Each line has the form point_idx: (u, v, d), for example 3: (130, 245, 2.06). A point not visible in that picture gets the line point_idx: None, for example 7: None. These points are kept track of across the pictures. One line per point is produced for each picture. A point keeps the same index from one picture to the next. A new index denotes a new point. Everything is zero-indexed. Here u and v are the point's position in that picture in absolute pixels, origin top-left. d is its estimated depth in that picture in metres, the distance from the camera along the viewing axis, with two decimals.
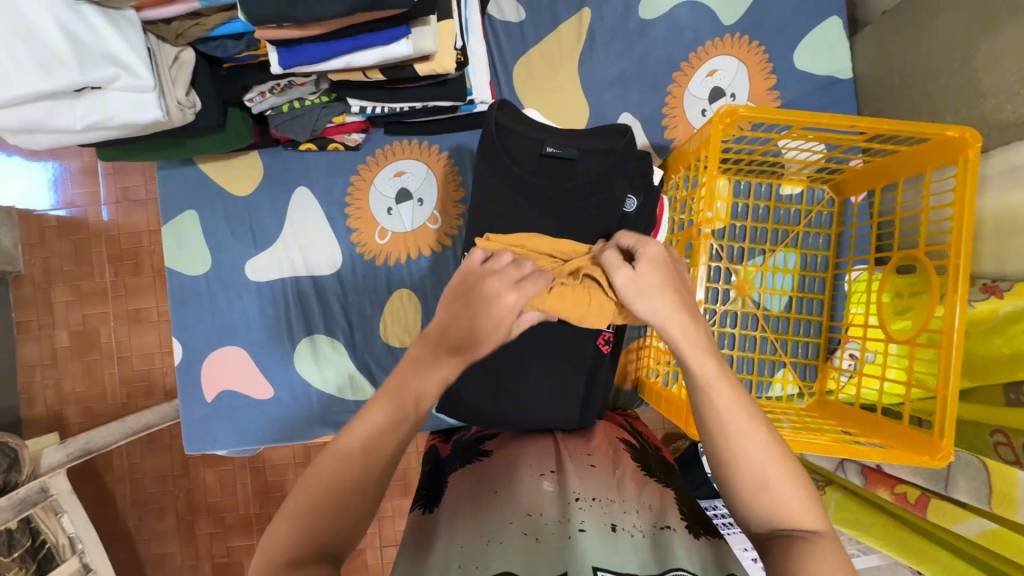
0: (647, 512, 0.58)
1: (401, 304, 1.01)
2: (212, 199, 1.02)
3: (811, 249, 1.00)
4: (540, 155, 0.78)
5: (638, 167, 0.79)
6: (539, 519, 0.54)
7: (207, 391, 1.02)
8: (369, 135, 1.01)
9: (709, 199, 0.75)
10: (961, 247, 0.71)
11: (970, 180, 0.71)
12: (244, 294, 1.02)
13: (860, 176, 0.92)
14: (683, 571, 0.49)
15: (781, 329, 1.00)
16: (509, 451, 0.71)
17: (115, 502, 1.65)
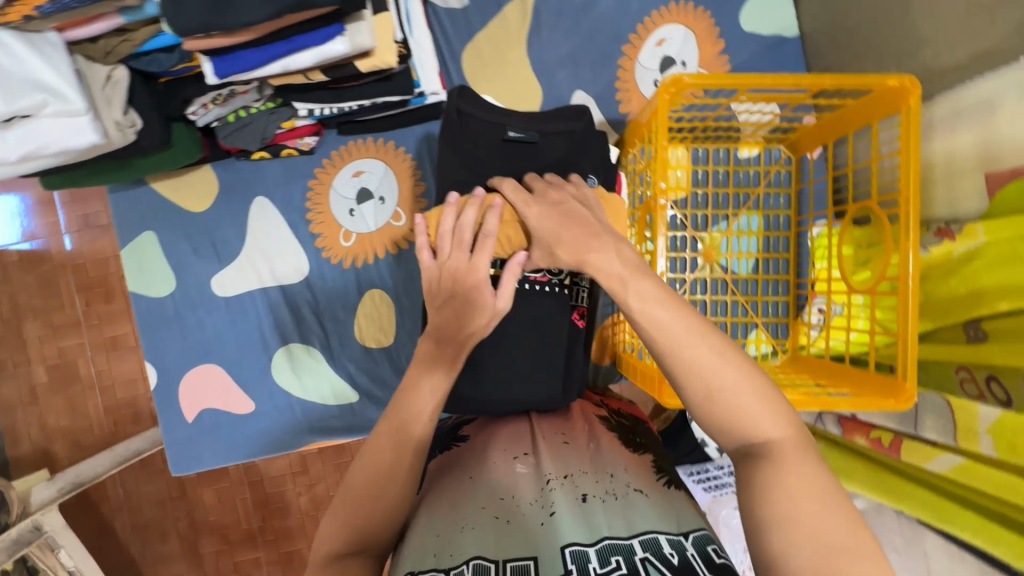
0: (621, 476, 0.61)
1: (373, 305, 1.01)
2: (169, 218, 1.00)
3: (772, 210, 1.01)
4: (502, 140, 0.75)
5: (592, 144, 0.79)
6: (511, 501, 0.56)
7: (186, 412, 1.01)
8: (323, 137, 1.00)
9: (661, 171, 0.76)
10: (910, 194, 0.73)
11: (914, 128, 0.72)
12: (214, 310, 1.01)
13: (812, 133, 0.93)
14: (651, 534, 0.52)
15: (750, 292, 1.02)
16: (484, 437, 0.71)
17: (115, 531, 1.64)
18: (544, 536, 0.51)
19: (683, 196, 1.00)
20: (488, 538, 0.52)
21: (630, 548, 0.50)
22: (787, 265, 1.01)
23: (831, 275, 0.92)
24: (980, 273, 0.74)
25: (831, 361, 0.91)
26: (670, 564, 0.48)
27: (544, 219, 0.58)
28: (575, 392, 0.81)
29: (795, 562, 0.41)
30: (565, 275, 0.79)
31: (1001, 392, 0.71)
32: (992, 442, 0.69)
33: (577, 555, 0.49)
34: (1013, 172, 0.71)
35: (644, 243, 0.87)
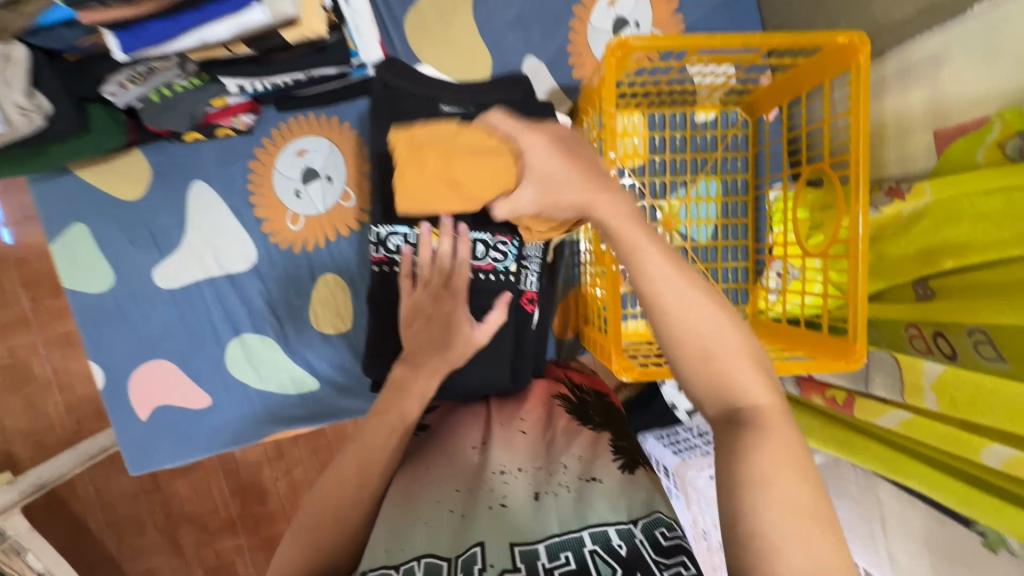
0: (575, 467, 0.61)
1: (328, 290, 0.97)
2: (101, 208, 0.94)
3: (729, 174, 1.00)
4: (435, 113, 0.73)
5: (540, 113, 0.75)
6: (467, 495, 0.57)
7: (138, 411, 0.97)
8: (260, 115, 0.94)
9: (611, 140, 0.74)
10: (860, 154, 0.72)
11: (863, 87, 0.71)
12: (159, 304, 0.96)
13: (768, 94, 0.92)
14: (600, 527, 0.52)
15: (710, 259, 1.01)
16: (446, 426, 0.71)
17: (89, 527, 1.60)
18: (490, 523, 0.52)
19: (640, 164, 0.98)
20: (441, 534, 0.52)
21: (579, 541, 0.50)
22: (745, 230, 1.01)
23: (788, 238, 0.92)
24: (928, 231, 0.75)
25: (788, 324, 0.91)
26: (618, 556, 0.49)
27: (551, 159, 0.47)
28: (525, 378, 0.82)
29: (734, 532, 0.41)
30: (511, 261, 0.80)
31: (947, 346, 0.73)
32: (935, 398, 0.72)
33: (526, 554, 0.49)
34: (960, 128, 0.72)
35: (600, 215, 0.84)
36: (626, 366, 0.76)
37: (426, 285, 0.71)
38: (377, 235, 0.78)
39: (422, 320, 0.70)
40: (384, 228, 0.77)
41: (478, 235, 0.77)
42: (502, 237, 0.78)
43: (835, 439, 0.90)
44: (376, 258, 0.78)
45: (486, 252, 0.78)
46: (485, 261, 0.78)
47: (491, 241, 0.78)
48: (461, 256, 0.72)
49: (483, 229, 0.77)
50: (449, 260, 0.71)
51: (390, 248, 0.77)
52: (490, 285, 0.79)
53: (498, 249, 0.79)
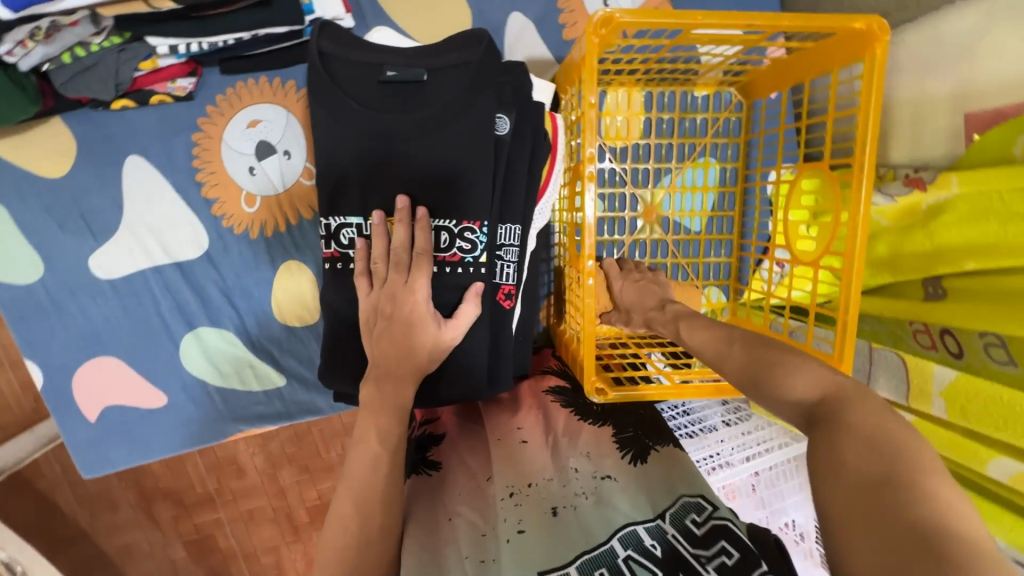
0: (586, 468, 0.63)
1: (291, 278, 0.88)
2: (20, 186, 0.81)
3: (718, 162, 0.93)
4: (378, 82, 0.63)
5: (508, 83, 0.63)
6: (493, 538, 0.56)
7: (86, 411, 0.90)
8: (202, 78, 0.80)
9: (590, 130, 0.66)
10: (865, 157, 0.66)
11: (875, 82, 0.64)
12: (100, 296, 0.86)
13: (765, 77, 0.84)
14: (627, 530, 0.54)
15: (692, 253, 0.96)
16: (453, 455, 0.69)
17: (58, 505, 1.49)
18: (516, 554, 0.53)
19: (624, 149, 0.91)
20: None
21: (611, 553, 0.52)
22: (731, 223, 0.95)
23: (777, 235, 0.86)
24: (946, 228, 0.69)
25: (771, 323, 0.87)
26: (658, 559, 0.51)
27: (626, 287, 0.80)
28: (504, 384, 0.71)
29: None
30: (482, 251, 0.64)
31: (954, 344, 0.68)
32: (944, 405, 0.68)
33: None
34: (997, 113, 0.66)
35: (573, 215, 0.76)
36: (598, 388, 0.70)
37: (383, 284, 0.61)
38: (328, 227, 0.66)
39: (383, 322, 0.60)
40: (333, 220, 0.65)
41: (440, 222, 0.63)
42: (469, 222, 0.63)
43: None
44: (326, 255, 0.66)
45: (451, 241, 0.64)
46: (451, 251, 0.64)
47: (456, 227, 0.63)
48: (419, 251, 0.61)
49: (447, 214, 0.63)
50: (406, 251, 0.61)
51: (342, 242, 0.65)
52: (459, 279, 0.64)
53: (465, 238, 0.64)
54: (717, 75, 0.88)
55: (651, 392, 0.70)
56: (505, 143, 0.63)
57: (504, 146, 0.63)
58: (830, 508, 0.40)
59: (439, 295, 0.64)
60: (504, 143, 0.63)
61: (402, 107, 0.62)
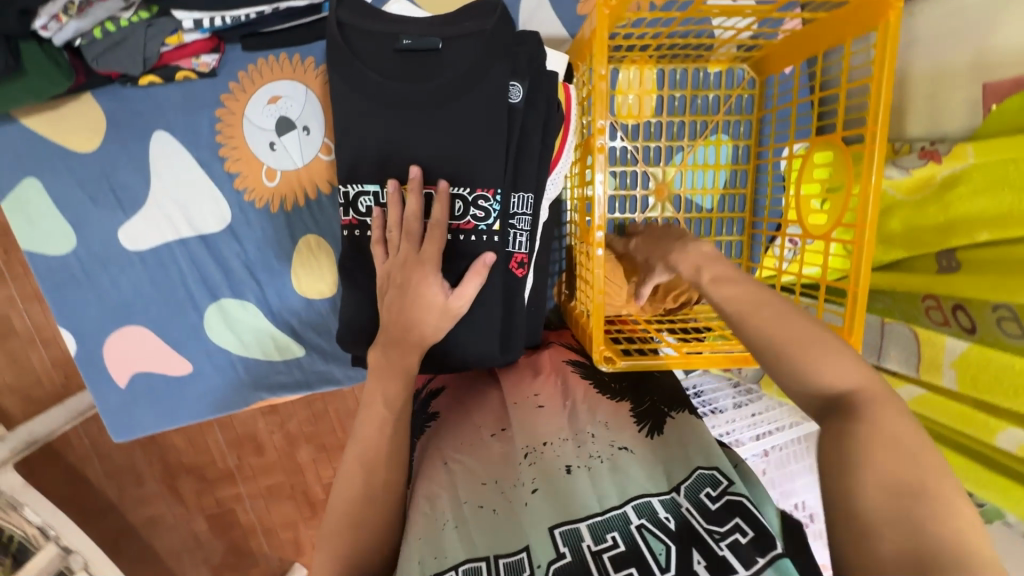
0: (603, 433, 0.65)
1: (310, 252, 0.90)
2: (53, 161, 0.85)
3: (730, 139, 0.92)
4: (395, 51, 0.64)
5: (523, 52, 0.65)
6: (494, 487, 0.61)
7: (117, 377, 0.94)
8: (224, 54, 0.82)
9: (600, 103, 0.66)
10: (878, 127, 0.66)
11: (889, 51, 0.64)
12: (129, 268, 0.90)
13: (779, 51, 0.83)
14: (642, 500, 0.56)
15: (703, 231, 0.96)
16: (460, 415, 0.72)
17: (87, 477, 1.56)
18: (531, 515, 0.55)
19: (635, 126, 0.91)
20: (476, 535, 0.56)
21: (624, 517, 0.54)
22: (743, 201, 0.95)
23: (790, 210, 0.86)
24: (960, 200, 0.69)
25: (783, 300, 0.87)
26: (668, 530, 0.52)
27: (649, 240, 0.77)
28: (516, 352, 0.73)
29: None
30: (495, 218, 0.66)
31: (967, 319, 0.69)
32: (956, 375, 0.69)
33: (569, 536, 0.52)
34: (1016, 83, 0.66)
35: (584, 188, 0.76)
36: (607, 356, 0.71)
37: (397, 252, 0.63)
38: (347, 195, 0.68)
39: (395, 290, 0.62)
40: (351, 187, 0.67)
41: (455, 190, 0.65)
42: (482, 190, 0.65)
43: None
44: (345, 222, 0.68)
45: (465, 210, 0.66)
46: (465, 220, 0.66)
47: (470, 196, 0.65)
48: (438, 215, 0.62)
49: (461, 182, 0.65)
50: (419, 220, 0.63)
51: (361, 210, 0.67)
52: (472, 247, 0.66)
53: (479, 206, 0.65)
54: (730, 51, 0.88)
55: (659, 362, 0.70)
56: (519, 111, 0.65)
57: (517, 114, 0.65)
58: (861, 502, 0.43)
59: (453, 265, 0.66)
60: (517, 112, 0.65)
61: (419, 76, 0.64)
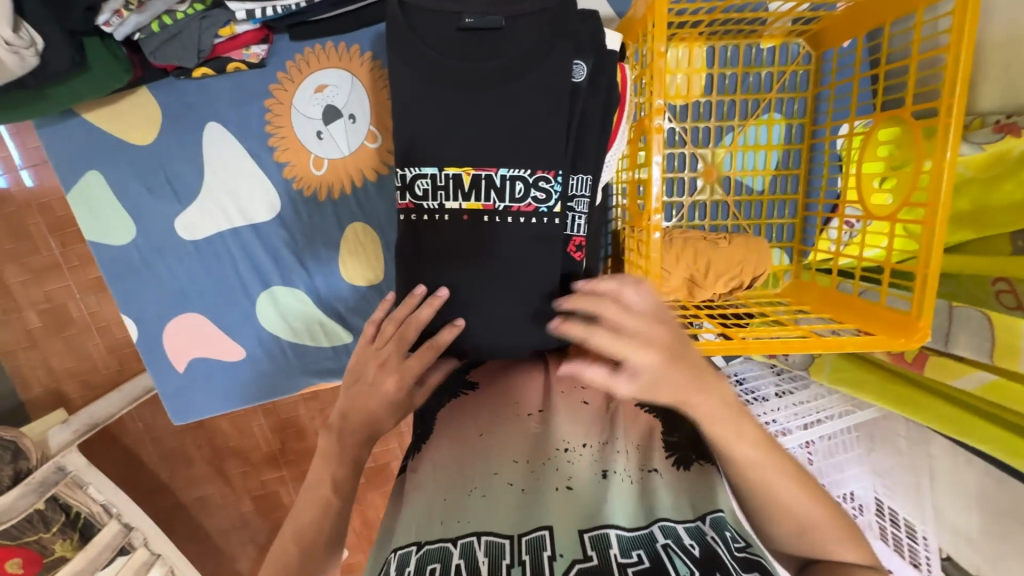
0: (634, 454, 0.57)
1: (357, 239, 0.91)
2: (113, 153, 0.88)
3: (784, 118, 0.89)
4: (457, 30, 0.65)
5: (584, 31, 0.64)
6: (527, 467, 0.54)
7: (174, 361, 0.98)
8: (272, 45, 0.83)
9: (658, 82, 0.64)
10: (954, 100, 0.61)
11: (969, 18, 0.60)
12: (184, 256, 0.93)
13: (837, 24, 0.80)
14: (669, 523, 0.49)
15: (753, 214, 0.93)
16: (497, 390, 0.65)
17: (142, 458, 1.64)
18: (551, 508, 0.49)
19: (683, 106, 0.89)
20: (501, 510, 0.50)
21: (650, 537, 0.47)
22: (796, 182, 0.91)
23: (850, 190, 0.82)
24: None
25: (840, 284, 0.84)
26: (693, 556, 0.45)
27: (658, 366, 0.52)
28: None
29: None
30: (556, 201, 0.66)
31: None
32: None
33: (597, 541, 0.46)
34: None
35: (637, 172, 0.75)
36: None
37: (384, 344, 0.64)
38: (404, 178, 0.68)
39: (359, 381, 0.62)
40: (409, 170, 0.67)
41: (516, 171, 0.65)
42: (543, 171, 0.65)
43: (937, 413, 0.77)
44: (403, 206, 0.69)
45: (526, 191, 0.66)
46: (525, 202, 0.66)
47: (531, 177, 0.65)
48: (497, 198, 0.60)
49: (523, 163, 0.65)
50: (416, 329, 0.63)
51: (418, 193, 0.67)
52: (532, 228, 0.66)
53: (540, 188, 0.65)
54: (785, 25, 0.85)
55: (715, 347, 0.70)
56: (581, 91, 0.65)
57: (579, 94, 0.65)
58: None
59: (506, 249, 0.67)
60: (580, 90, 0.65)
61: (480, 55, 0.64)
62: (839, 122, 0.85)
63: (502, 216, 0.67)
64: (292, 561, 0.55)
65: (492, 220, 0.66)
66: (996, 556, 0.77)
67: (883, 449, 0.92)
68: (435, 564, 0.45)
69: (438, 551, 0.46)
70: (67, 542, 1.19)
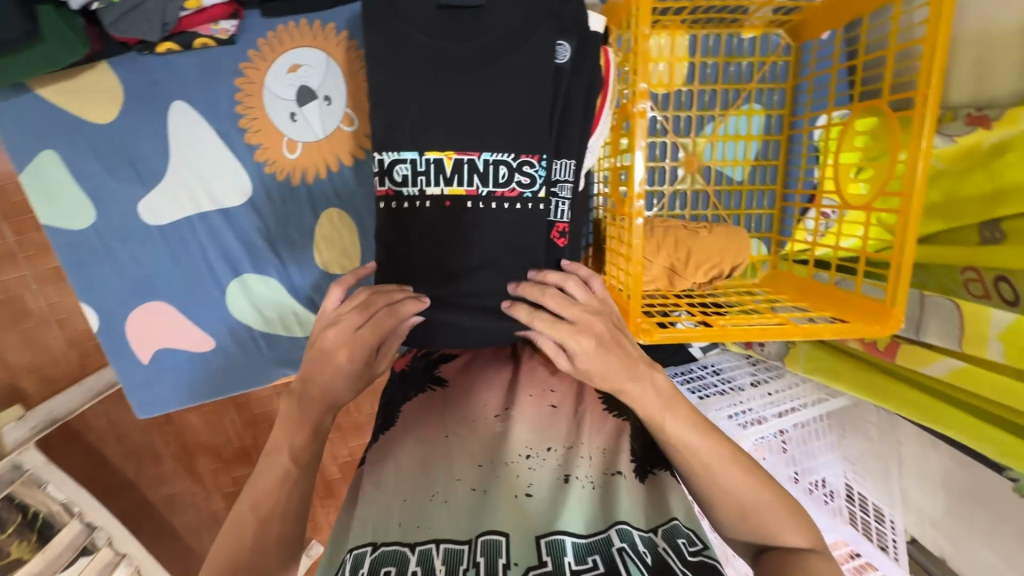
0: (598, 458, 0.56)
1: (332, 226, 0.88)
2: (71, 133, 0.84)
3: (764, 109, 0.90)
4: (437, 6, 0.62)
5: (568, 12, 0.63)
6: (489, 469, 0.53)
7: (139, 353, 0.93)
8: (243, 21, 0.80)
9: (642, 66, 0.63)
10: (930, 90, 0.62)
11: (945, 11, 0.60)
12: (149, 242, 0.88)
13: (817, 15, 0.80)
14: (626, 527, 0.49)
15: (733, 205, 0.93)
16: (465, 388, 0.64)
17: (106, 456, 1.57)
18: (506, 514, 0.49)
19: (665, 95, 0.89)
20: (461, 514, 0.50)
21: (605, 541, 0.47)
22: (774, 173, 0.92)
23: (827, 180, 0.83)
24: (1010, 167, 0.67)
25: (816, 274, 0.85)
26: (645, 562, 0.45)
27: (594, 358, 0.56)
28: None
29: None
30: (540, 185, 0.65)
31: (1009, 291, 0.67)
32: (1003, 348, 0.65)
33: (551, 546, 0.46)
34: None
35: (621, 157, 0.74)
36: (644, 329, 0.70)
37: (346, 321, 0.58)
38: (382, 163, 0.65)
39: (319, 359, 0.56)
40: (388, 155, 0.64)
41: (499, 156, 0.63)
42: (528, 156, 0.64)
43: (908, 401, 0.78)
44: (382, 193, 0.66)
45: (510, 176, 0.64)
46: (510, 186, 0.65)
47: (515, 161, 0.64)
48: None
49: (507, 148, 0.63)
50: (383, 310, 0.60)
51: (397, 178, 0.65)
52: (515, 213, 0.66)
53: (524, 172, 0.64)
54: (766, 15, 0.85)
55: (696, 334, 0.70)
56: (565, 72, 0.64)
57: (563, 75, 0.64)
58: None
59: (486, 235, 0.66)
60: (564, 73, 0.64)
61: (458, 35, 0.62)
62: (817, 113, 0.86)
63: (485, 201, 0.65)
64: (247, 537, 0.53)
65: (476, 205, 0.65)
66: (958, 537, 0.80)
67: (854, 435, 0.93)
68: (390, 567, 0.44)
69: (394, 554, 0.46)
70: (23, 544, 1.11)
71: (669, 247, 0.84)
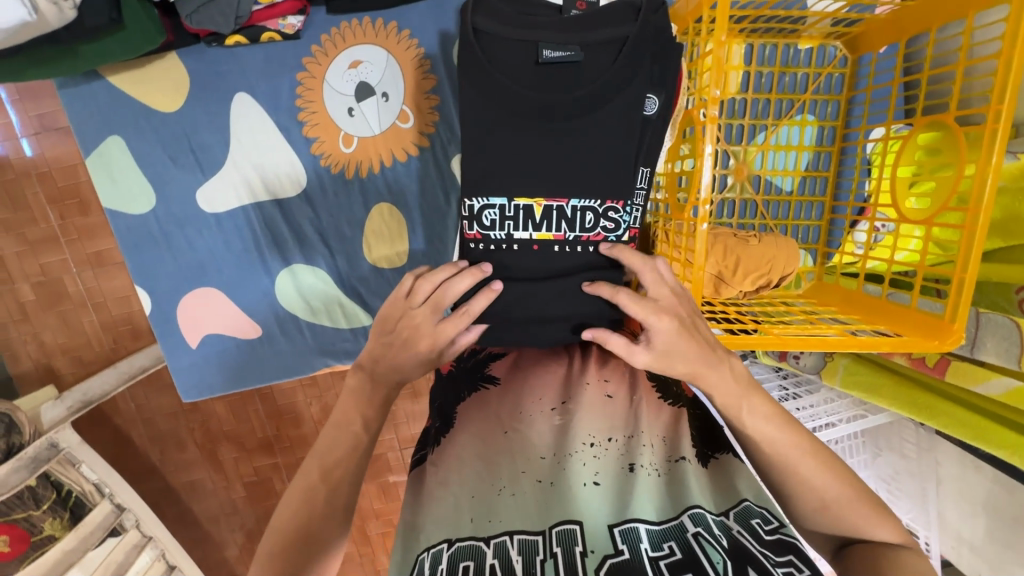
0: (660, 446, 0.54)
1: (383, 220, 0.90)
2: (136, 119, 0.86)
3: (816, 120, 0.90)
4: (536, 64, 0.59)
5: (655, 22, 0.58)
6: (554, 461, 0.52)
7: (189, 338, 0.96)
8: (308, 17, 0.82)
9: (716, 73, 0.62)
10: (1004, 105, 0.62)
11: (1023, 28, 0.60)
12: (203, 228, 0.91)
13: (881, 27, 0.80)
14: (699, 510, 0.48)
15: (780, 215, 0.93)
16: (518, 380, 0.61)
17: (133, 439, 1.60)
18: (579, 500, 0.48)
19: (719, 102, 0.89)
20: (530, 503, 0.49)
21: (680, 527, 0.46)
22: (824, 184, 0.92)
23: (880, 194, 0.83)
24: None
25: (865, 287, 0.84)
26: (723, 546, 0.44)
27: (674, 338, 0.54)
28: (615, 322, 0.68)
29: None
30: (624, 230, 0.65)
31: None
32: None
33: (626, 534, 0.46)
34: None
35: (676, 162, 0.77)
36: None
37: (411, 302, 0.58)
38: (471, 208, 0.63)
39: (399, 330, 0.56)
40: (477, 201, 0.63)
41: (586, 202, 0.62)
42: (613, 202, 0.63)
43: (957, 420, 0.76)
44: (471, 236, 0.64)
45: (596, 221, 0.63)
46: (595, 231, 0.64)
47: (601, 207, 0.63)
48: (548, 184, 0.61)
49: (592, 195, 0.62)
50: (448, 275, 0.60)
51: (486, 224, 0.63)
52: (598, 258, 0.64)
53: (609, 218, 0.63)
54: (825, 27, 0.85)
55: (753, 341, 0.70)
56: (651, 124, 0.63)
57: (650, 127, 0.63)
58: None
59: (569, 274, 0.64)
60: (650, 124, 0.63)
61: (559, 88, 0.59)
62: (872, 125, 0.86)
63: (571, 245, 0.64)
64: (309, 516, 0.52)
65: (563, 250, 0.64)
66: (1000, 560, 0.79)
67: (889, 453, 0.92)
68: (468, 562, 0.44)
69: (468, 548, 0.46)
70: (57, 521, 1.12)
71: (718, 259, 0.83)
